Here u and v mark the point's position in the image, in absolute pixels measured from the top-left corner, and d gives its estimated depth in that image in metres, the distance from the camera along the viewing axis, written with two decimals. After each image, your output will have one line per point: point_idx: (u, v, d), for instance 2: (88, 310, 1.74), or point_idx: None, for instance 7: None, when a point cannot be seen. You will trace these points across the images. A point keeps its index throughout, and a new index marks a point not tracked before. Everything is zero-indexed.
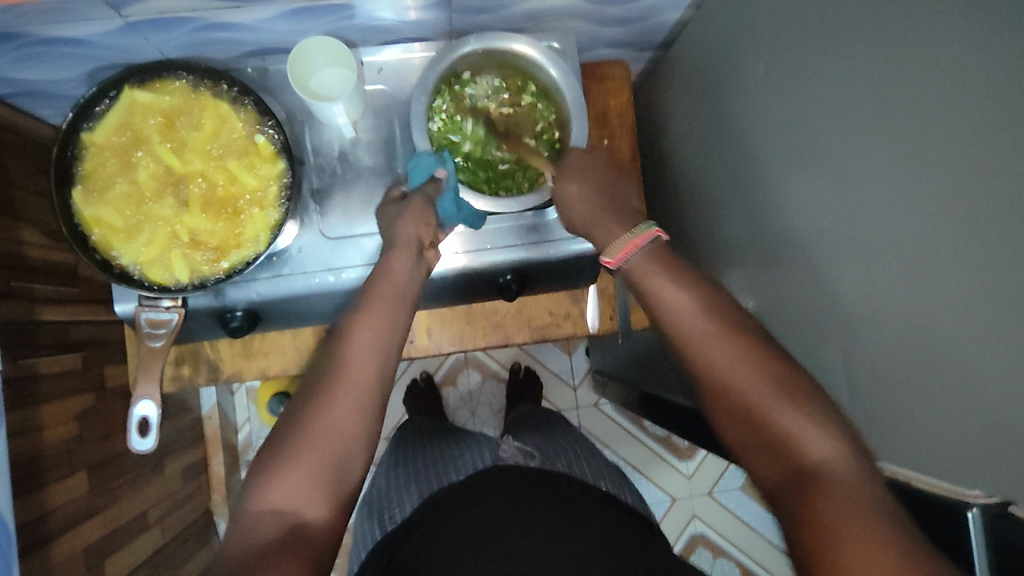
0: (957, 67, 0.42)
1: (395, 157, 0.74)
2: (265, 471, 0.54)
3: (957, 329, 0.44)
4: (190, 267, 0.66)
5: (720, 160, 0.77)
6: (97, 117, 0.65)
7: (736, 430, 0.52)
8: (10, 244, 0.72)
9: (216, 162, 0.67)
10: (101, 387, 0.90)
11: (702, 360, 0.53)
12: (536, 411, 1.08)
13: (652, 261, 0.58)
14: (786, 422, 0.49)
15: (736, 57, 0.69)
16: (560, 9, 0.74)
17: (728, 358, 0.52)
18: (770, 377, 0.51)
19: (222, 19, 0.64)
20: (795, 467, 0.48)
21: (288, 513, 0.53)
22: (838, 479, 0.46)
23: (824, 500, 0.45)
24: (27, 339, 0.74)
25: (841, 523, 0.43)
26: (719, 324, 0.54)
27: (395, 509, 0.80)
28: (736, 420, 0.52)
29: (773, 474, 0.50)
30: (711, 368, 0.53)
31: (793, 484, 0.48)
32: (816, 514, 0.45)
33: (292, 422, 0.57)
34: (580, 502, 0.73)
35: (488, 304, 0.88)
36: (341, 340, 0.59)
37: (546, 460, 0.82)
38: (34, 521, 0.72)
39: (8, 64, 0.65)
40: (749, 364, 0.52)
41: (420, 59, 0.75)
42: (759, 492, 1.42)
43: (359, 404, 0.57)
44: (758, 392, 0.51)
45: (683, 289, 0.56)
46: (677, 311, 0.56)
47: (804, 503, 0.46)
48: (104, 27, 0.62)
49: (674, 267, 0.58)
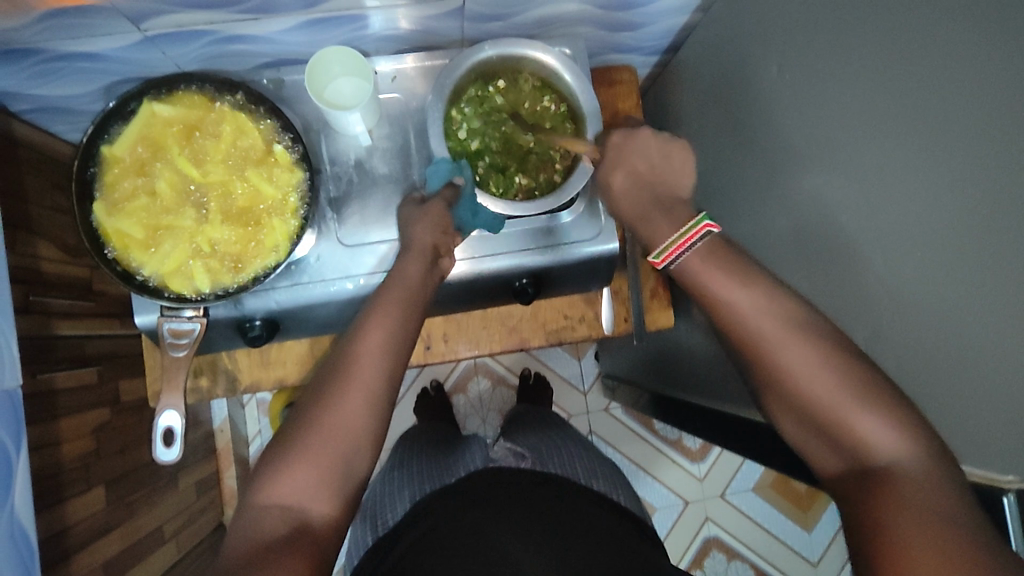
0: (972, 59, 0.43)
1: (409, 164, 0.75)
2: (271, 466, 0.54)
3: (979, 317, 0.45)
4: (211, 277, 0.67)
5: (729, 160, 0.78)
6: (116, 131, 0.65)
7: (807, 422, 0.52)
8: (28, 259, 0.73)
9: (236, 172, 0.68)
10: (116, 401, 0.90)
11: (775, 360, 0.53)
12: (542, 411, 1.07)
13: (707, 265, 0.58)
14: (861, 423, 0.49)
15: (746, 56, 0.70)
16: (570, 14, 0.75)
17: (797, 359, 0.52)
18: (848, 386, 0.50)
19: (238, 32, 0.65)
20: (865, 466, 0.49)
21: (301, 510, 0.53)
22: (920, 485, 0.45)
23: (905, 506, 0.45)
24: (45, 355, 0.74)
25: (911, 535, 0.43)
26: (790, 324, 0.53)
27: (391, 511, 0.79)
28: (804, 413, 0.52)
29: (839, 471, 0.51)
30: (788, 368, 0.53)
31: (866, 490, 0.48)
32: (888, 520, 0.45)
33: (303, 420, 0.56)
34: (571, 505, 0.73)
35: (502, 309, 0.89)
36: (351, 338, 0.59)
37: (538, 460, 0.81)
38: (55, 536, 0.72)
39: (26, 80, 0.66)
40: (818, 364, 0.51)
41: (414, 70, 0.76)
42: (771, 492, 1.42)
43: (367, 402, 0.57)
44: (839, 392, 0.50)
45: (738, 291, 0.56)
46: (738, 299, 0.56)
47: (883, 511, 0.46)
48: (122, 42, 0.62)
49: (731, 267, 0.57)
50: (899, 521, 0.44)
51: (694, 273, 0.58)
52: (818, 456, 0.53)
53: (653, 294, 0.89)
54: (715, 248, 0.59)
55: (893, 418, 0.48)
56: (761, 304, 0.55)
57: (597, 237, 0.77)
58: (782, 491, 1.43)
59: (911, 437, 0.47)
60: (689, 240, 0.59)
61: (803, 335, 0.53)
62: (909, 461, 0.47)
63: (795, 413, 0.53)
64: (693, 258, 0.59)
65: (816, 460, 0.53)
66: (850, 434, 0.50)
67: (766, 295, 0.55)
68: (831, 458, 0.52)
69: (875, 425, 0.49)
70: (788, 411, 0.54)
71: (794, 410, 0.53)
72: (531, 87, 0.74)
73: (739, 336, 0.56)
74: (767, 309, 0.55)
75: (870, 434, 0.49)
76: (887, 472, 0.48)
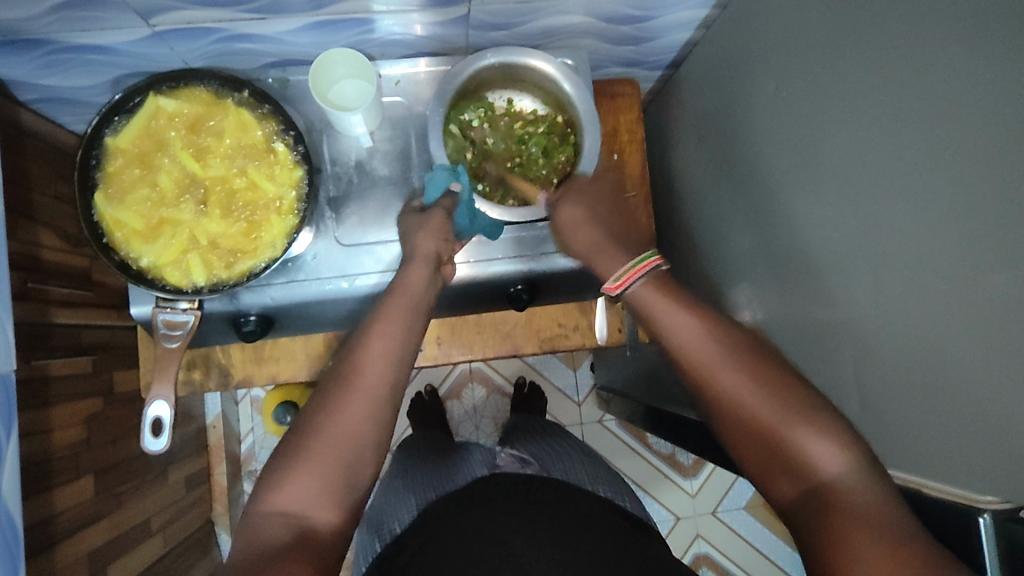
0: (962, 83, 0.43)
1: (409, 168, 0.76)
2: (275, 474, 0.54)
3: (963, 339, 0.45)
4: (207, 270, 0.68)
5: (726, 176, 0.78)
6: (121, 123, 0.66)
7: (759, 452, 0.53)
8: (28, 246, 0.73)
9: (236, 169, 0.69)
10: (110, 391, 0.91)
11: (717, 387, 0.56)
12: (538, 421, 1.07)
13: (657, 293, 0.61)
14: (807, 442, 0.50)
15: (746, 74, 0.71)
16: (573, 27, 0.76)
17: (736, 386, 0.55)
18: (785, 404, 0.52)
19: (245, 30, 0.66)
20: (812, 486, 0.50)
21: (304, 519, 0.53)
22: (857, 493, 0.47)
23: (844, 513, 0.47)
24: (40, 341, 0.75)
25: (861, 543, 0.44)
26: (728, 350, 0.57)
27: (396, 518, 0.79)
28: (758, 442, 0.53)
29: (794, 494, 0.51)
30: (731, 394, 0.55)
31: (816, 509, 0.49)
32: (834, 526, 0.47)
33: (305, 426, 0.56)
34: (578, 505, 0.74)
35: (497, 314, 0.89)
36: (356, 346, 0.60)
37: (541, 467, 0.83)
38: (41, 523, 0.72)
39: (35, 70, 0.67)
40: (762, 390, 0.54)
41: (426, 74, 0.77)
42: (763, 512, 1.41)
43: (372, 409, 0.57)
44: (772, 412, 0.53)
45: (682, 319, 0.59)
46: (680, 329, 0.59)
47: (825, 520, 0.48)
48: (131, 36, 0.64)
49: (677, 294, 0.61)
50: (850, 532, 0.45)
51: (646, 299, 0.61)
52: (770, 481, 0.53)
53: None
54: (663, 278, 0.62)
55: (829, 434, 0.50)
56: (704, 332, 0.58)
57: None
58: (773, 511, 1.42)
59: (848, 451, 0.49)
60: (643, 267, 0.62)
61: (742, 361, 0.56)
62: (848, 473, 0.49)
63: (741, 438, 0.54)
64: (642, 286, 0.61)
65: (770, 486, 0.54)
66: (797, 456, 0.51)
67: (706, 321, 0.58)
68: (783, 481, 0.52)
69: (818, 445, 0.50)
70: (736, 439, 0.55)
71: (745, 438, 0.54)
72: (512, 97, 0.76)
73: (688, 362, 0.58)
74: (706, 334, 0.58)
75: (814, 454, 0.50)
76: (830, 487, 0.49)
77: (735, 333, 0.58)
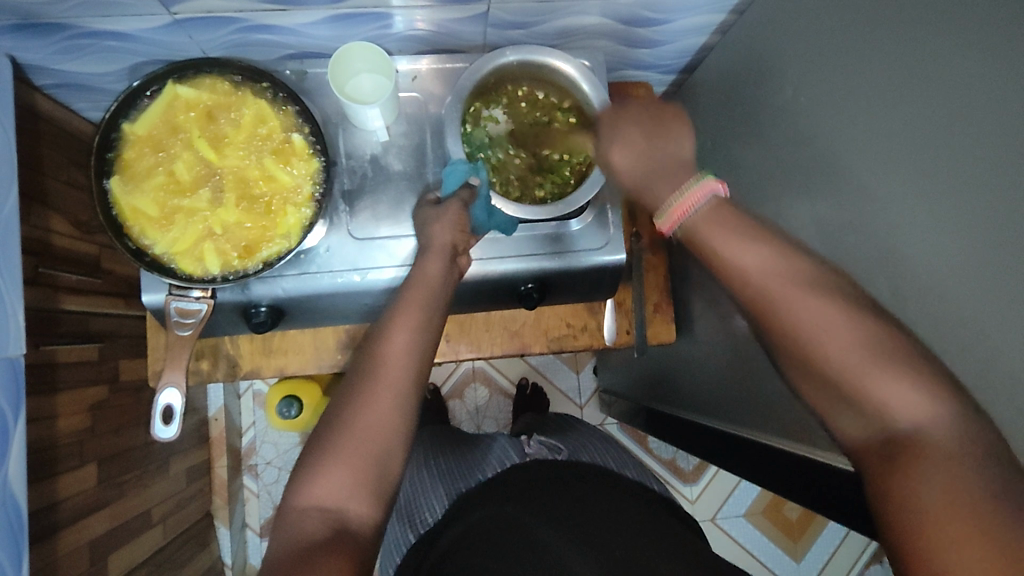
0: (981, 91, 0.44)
1: (425, 164, 0.76)
2: (306, 468, 0.55)
3: (977, 345, 0.45)
4: (221, 259, 0.68)
5: (738, 180, 0.79)
6: (138, 110, 0.66)
7: (828, 389, 0.47)
8: (40, 231, 0.73)
9: (253, 158, 0.69)
10: (115, 380, 0.90)
11: (788, 318, 0.49)
12: (557, 416, 1.05)
13: (712, 224, 0.53)
14: (883, 387, 0.44)
15: (761, 79, 0.71)
16: (591, 28, 0.77)
17: (805, 312, 0.48)
18: (858, 341, 0.46)
19: (266, 21, 0.66)
20: (887, 432, 0.44)
21: (339, 511, 0.53)
22: (946, 448, 0.41)
23: (925, 470, 0.41)
24: (48, 326, 0.75)
25: (937, 504, 0.40)
26: (797, 278, 0.49)
27: (428, 510, 0.79)
28: (826, 381, 0.47)
29: (864, 438, 0.46)
30: (793, 322, 0.48)
31: (891, 458, 0.44)
32: (907, 485, 0.42)
33: (332, 419, 0.56)
34: (609, 499, 0.73)
35: (506, 313, 0.89)
36: (378, 338, 0.60)
37: (572, 453, 0.81)
38: (45, 509, 0.72)
39: (53, 55, 0.67)
40: (838, 319, 0.47)
41: (426, 72, 0.77)
42: (762, 519, 1.41)
43: (398, 402, 0.57)
44: (849, 353, 0.46)
45: (749, 254, 0.51)
46: (747, 260, 0.51)
47: (899, 474, 0.42)
48: (152, 23, 0.64)
49: (738, 224, 0.52)
50: (925, 483, 0.41)
51: (699, 235, 0.53)
52: (841, 422, 0.47)
53: (656, 309, 0.91)
54: (720, 205, 0.54)
55: (916, 378, 0.44)
56: (772, 259, 0.50)
57: (604, 247, 0.78)
58: (772, 520, 1.42)
59: (933, 397, 0.43)
60: (696, 198, 0.54)
61: (807, 286, 0.49)
62: (932, 422, 0.42)
63: (810, 376, 0.48)
64: (699, 218, 0.53)
65: (837, 427, 0.48)
66: (871, 399, 0.45)
67: (768, 251, 0.51)
68: (855, 423, 0.47)
69: (896, 387, 0.44)
70: (805, 376, 0.49)
71: (813, 378, 0.48)
72: (525, 92, 0.75)
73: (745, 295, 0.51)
74: (770, 262, 0.50)
75: (891, 398, 0.44)
76: (909, 436, 0.43)
77: (802, 260, 0.50)
